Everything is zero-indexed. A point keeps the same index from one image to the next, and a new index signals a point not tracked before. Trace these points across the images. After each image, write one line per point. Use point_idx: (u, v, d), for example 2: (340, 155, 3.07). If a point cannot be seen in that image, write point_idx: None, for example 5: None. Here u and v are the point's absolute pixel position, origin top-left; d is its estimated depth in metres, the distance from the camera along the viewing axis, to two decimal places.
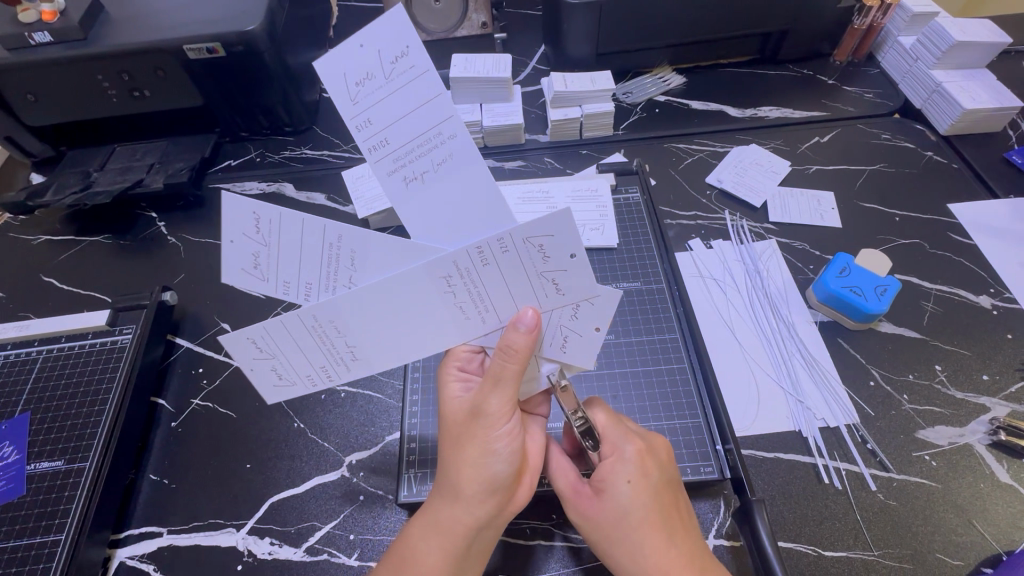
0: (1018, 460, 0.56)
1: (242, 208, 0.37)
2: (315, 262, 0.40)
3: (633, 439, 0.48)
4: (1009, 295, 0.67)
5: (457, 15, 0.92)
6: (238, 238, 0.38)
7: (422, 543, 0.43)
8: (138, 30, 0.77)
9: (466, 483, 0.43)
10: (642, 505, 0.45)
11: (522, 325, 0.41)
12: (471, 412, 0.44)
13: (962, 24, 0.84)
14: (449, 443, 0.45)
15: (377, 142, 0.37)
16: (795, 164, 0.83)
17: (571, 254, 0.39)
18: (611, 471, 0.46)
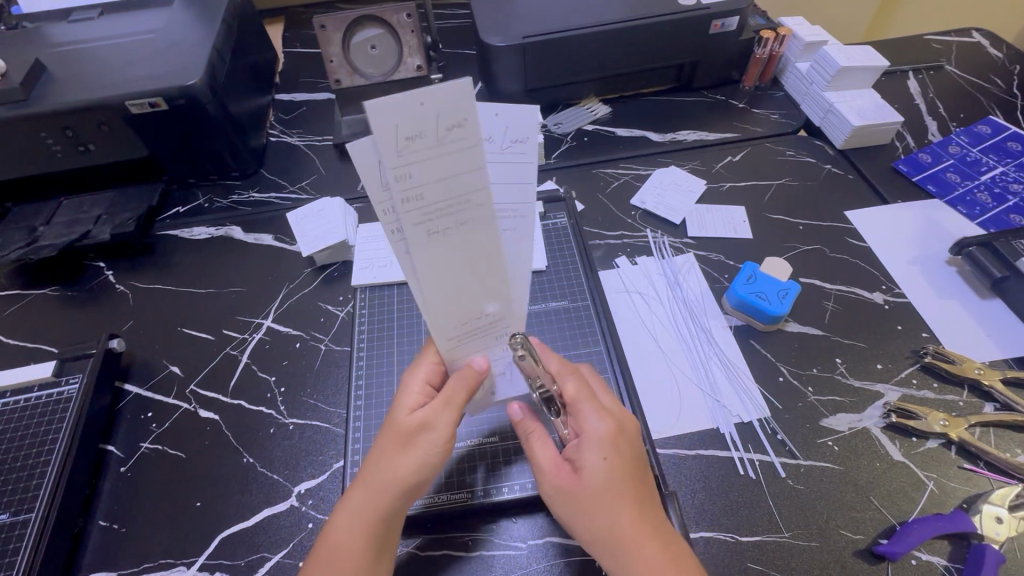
0: (908, 438, 0.62)
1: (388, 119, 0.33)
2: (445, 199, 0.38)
3: (604, 416, 0.51)
4: (899, 290, 0.75)
5: (393, 60, 0.98)
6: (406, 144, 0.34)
7: (342, 528, 0.49)
8: (80, 89, 0.80)
9: (380, 478, 0.49)
10: (612, 481, 0.49)
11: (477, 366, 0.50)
12: (418, 426, 0.50)
13: (847, 51, 0.94)
14: (383, 443, 0.50)
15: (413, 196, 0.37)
16: (710, 182, 0.90)
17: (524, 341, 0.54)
18: (588, 452, 0.49)
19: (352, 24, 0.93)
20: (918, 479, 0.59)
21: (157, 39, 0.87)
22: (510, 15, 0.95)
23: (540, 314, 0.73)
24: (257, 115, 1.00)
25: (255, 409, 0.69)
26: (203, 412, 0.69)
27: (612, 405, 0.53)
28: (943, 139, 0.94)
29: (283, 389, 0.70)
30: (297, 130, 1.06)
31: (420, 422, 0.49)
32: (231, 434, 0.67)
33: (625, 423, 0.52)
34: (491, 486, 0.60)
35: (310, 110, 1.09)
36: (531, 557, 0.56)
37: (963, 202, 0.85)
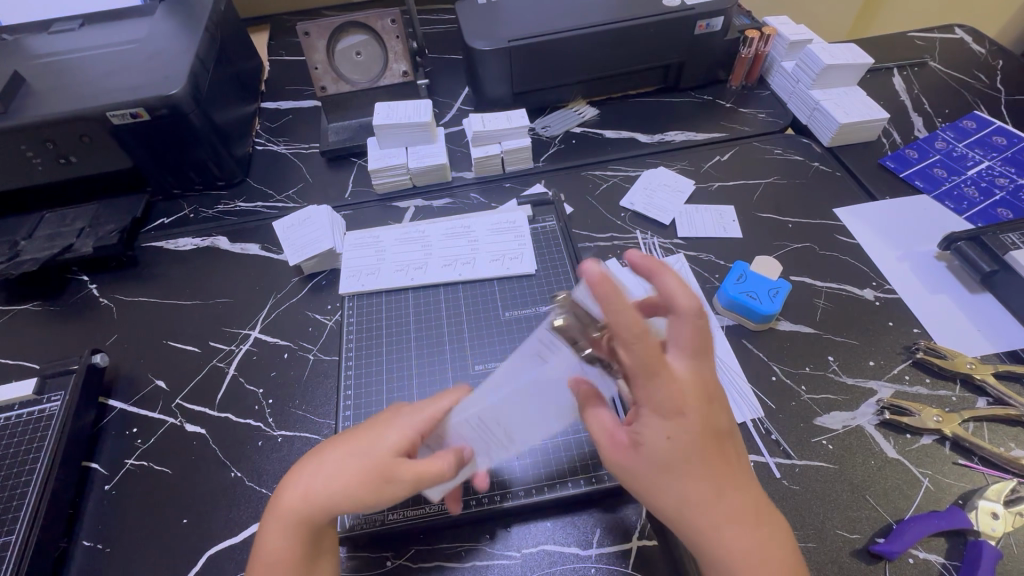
0: (902, 435, 0.62)
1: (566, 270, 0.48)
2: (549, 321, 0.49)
3: (671, 388, 0.43)
4: (889, 286, 0.75)
5: (379, 66, 0.97)
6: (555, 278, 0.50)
7: (276, 531, 0.50)
8: (60, 101, 0.79)
9: (313, 484, 0.50)
10: (679, 456, 0.45)
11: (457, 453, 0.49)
12: (387, 475, 0.49)
13: (831, 49, 0.94)
14: (334, 452, 0.51)
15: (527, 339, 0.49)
16: (699, 182, 0.90)
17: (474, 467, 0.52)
18: (649, 428, 0.45)
19: (336, 31, 0.93)
20: (913, 476, 0.59)
21: (138, 49, 0.86)
22: (496, 19, 0.94)
23: (530, 318, 0.73)
24: (242, 124, 0.99)
25: (242, 422, 0.68)
26: (189, 426, 0.68)
27: (681, 373, 0.44)
28: (929, 135, 0.94)
29: (271, 401, 0.69)
30: (284, 138, 1.05)
31: (388, 469, 0.49)
32: (218, 448, 0.66)
33: (696, 388, 0.44)
34: (482, 495, 0.59)
35: (296, 118, 1.09)
36: (525, 567, 0.55)
37: (950, 197, 0.85)
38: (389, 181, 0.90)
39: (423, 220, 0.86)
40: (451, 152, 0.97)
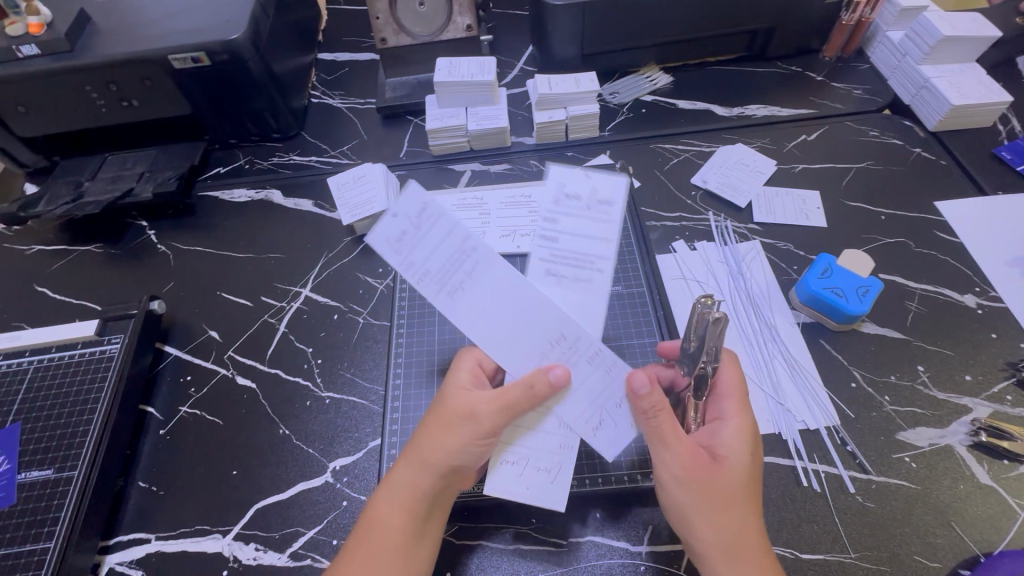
0: (999, 461, 0.56)
1: (416, 198, 0.48)
2: (439, 253, 0.49)
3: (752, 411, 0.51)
4: (994, 294, 0.67)
5: (442, 18, 0.92)
6: (398, 213, 0.48)
7: (387, 509, 0.48)
8: (124, 41, 0.77)
9: (471, 443, 0.48)
10: (750, 473, 0.47)
11: (552, 376, 0.48)
12: (463, 411, 0.49)
13: (951, 19, 0.83)
14: (433, 427, 0.50)
15: (419, 276, 0.48)
16: (781, 163, 0.82)
17: (391, 213, 0.48)
18: (732, 440, 0.48)
19: None
20: (1008, 507, 0.53)
21: None
22: None
23: None
24: (299, 75, 0.97)
25: (291, 379, 0.67)
26: (240, 378, 0.68)
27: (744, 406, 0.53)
28: None
29: (320, 361, 0.69)
30: (339, 91, 1.01)
31: (467, 408, 0.49)
32: (267, 404, 0.66)
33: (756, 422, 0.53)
34: None
35: (352, 71, 1.05)
36: (571, 556, 0.53)
37: None
38: (447, 143, 0.86)
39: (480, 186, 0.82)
40: (511, 115, 0.92)
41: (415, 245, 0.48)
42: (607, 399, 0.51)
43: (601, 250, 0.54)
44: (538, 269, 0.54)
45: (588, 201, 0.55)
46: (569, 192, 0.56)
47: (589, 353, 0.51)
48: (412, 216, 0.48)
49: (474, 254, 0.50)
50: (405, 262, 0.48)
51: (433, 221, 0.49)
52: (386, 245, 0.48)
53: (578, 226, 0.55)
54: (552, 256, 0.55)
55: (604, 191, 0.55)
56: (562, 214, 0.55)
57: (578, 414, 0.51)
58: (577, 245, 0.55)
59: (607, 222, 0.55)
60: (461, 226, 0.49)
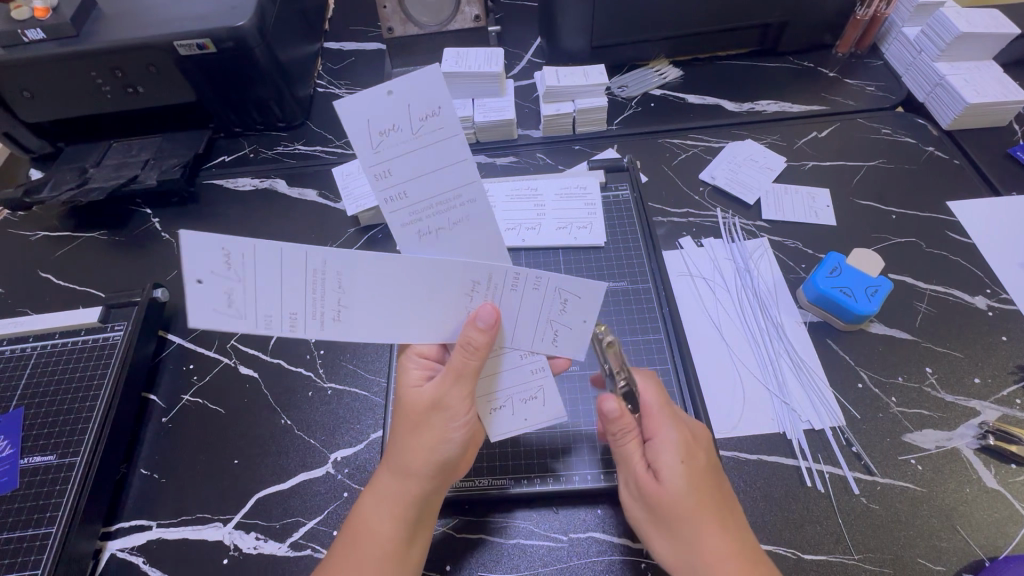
0: (1006, 465, 0.55)
1: (211, 244, 0.35)
2: (298, 290, 0.39)
3: (681, 424, 0.48)
4: (1006, 296, 0.66)
5: (450, 8, 0.91)
6: (205, 277, 0.36)
7: (372, 519, 0.46)
8: (130, 26, 0.77)
9: (446, 433, 0.46)
10: (696, 489, 0.45)
11: (481, 321, 0.45)
12: (429, 404, 0.46)
13: (969, 15, 0.81)
14: (404, 429, 0.47)
15: (339, 311, 0.41)
16: (791, 160, 0.81)
17: (198, 280, 0.36)
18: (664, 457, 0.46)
19: None
20: (1014, 511, 0.53)
21: None
22: None
23: None
24: (305, 63, 0.96)
25: (294, 369, 0.67)
26: (243, 368, 0.68)
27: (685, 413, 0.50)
28: None
29: (322, 352, 0.68)
30: (346, 81, 1.01)
31: (431, 400, 0.46)
32: (269, 393, 0.66)
33: (698, 431, 0.49)
34: (534, 475, 0.57)
35: (359, 61, 1.04)
36: (572, 552, 0.53)
37: None
38: None
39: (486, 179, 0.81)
40: (518, 108, 0.91)
41: (295, 302, 0.40)
42: (551, 311, 0.48)
43: (458, 177, 0.43)
44: (410, 235, 0.43)
45: (420, 122, 0.40)
46: (417, 112, 0.40)
47: (514, 281, 0.46)
48: (220, 268, 0.36)
49: (331, 272, 0.40)
50: (315, 318, 0.40)
51: (254, 262, 0.37)
52: (216, 318, 0.37)
53: (416, 164, 0.41)
54: (423, 206, 0.43)
55: (423, 102, 0.40)
56: (392, 151, 0.41)
57: (532, 338, 0.49)
58: (431, 186, 0.43)
59: (451, 135, 0.41)
60: (292, 246, 0.38)
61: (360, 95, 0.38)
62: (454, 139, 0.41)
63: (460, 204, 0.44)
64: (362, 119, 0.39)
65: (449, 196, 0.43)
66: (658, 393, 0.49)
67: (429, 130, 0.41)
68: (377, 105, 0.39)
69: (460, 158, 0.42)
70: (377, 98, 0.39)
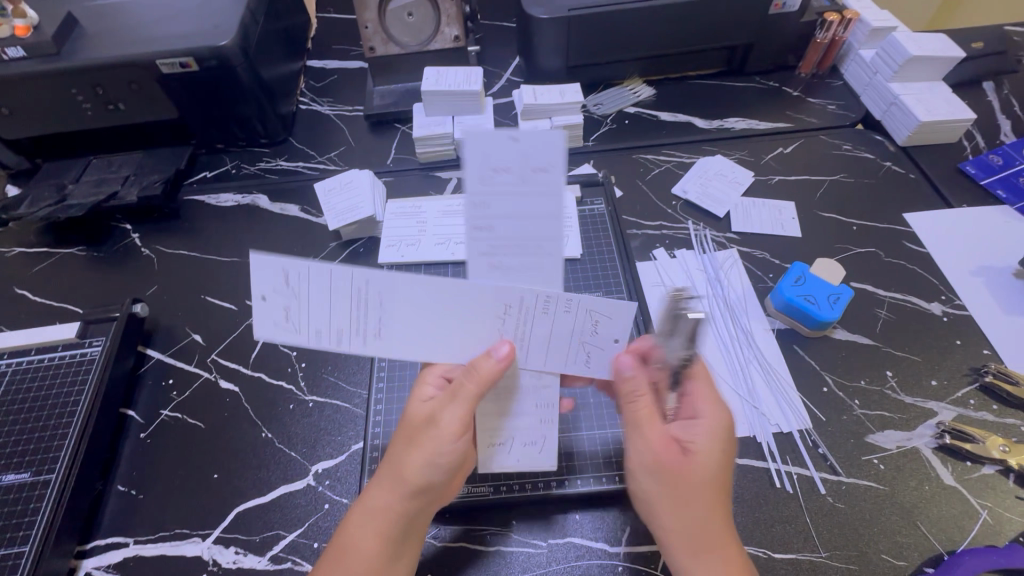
0: (962, 462, 0.58)
1: (274, 262, 0.42)
2: (341, 311, 0.43)
3: (727, 409, 0.50)
4: (960, 302, 0.70)
5: (430, 28, 0.94)
6: (267, 294, 0.43)
7: (356, 531, 0.47)
8: (112, 45, 0.78)
9: (433, 455, 0.46)
10: (718, 473, 0.48)
11: (496, 355, 0.46)
12: (426, 422, 0.47)
13: (919, 39, 0.86)
14: (400, 442, 0.48)
15: (374, 333, 0.44)
16: (758, 174, 0.85)
17: (262, 295, 0.43)
18: (700, 433, 0.48)
19: None
20: (970, 507, 0.55)
21: None
22: None
23: None
24: (288, 81, 0.97)
25: (275, 383, 0.68)
26: (223, 382, 0.68)
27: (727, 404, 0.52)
28: (1017, 141, 0.86)
29: (304, 365, 0.69)
30: (328, 98, 1.03)
31: (428, 416, 0.47)
32: (250, 407, 0.66)
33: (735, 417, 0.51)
34: (513, 482, 0.57)
35: (341, 79, 1.06)
36: (550, 558, 0.54)
37: None
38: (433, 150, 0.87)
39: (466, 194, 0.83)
40: (497, 125, 0.94)
41: (341, 323, 0.44)
42: (583, 333, 0.48)
43: (546, 230, 0.42)
44: (480, 263, 0.43)
45: (532, 172, 0.39)
46: (534, 162, 0.39)
47: (544, 306, 0.46)
48: (281, 286, 0.42)
49: (369, 291, 0.43)
50: (354, 342, 0.44)
51: (307, 279, 0.42)
52: (279, 330, 0.43)
53: (513, 207, 0.41)
54: (491, 251, 0.42)
55: (540, 155, 0.39)
56: (496, 193, 0.40)
57: (564, 356, 0.48)
58: (523, 231, 0.42)
59: (555, 192, 0.40)
60: (333, 268, 0.42)
61: (487, 134, 0.38)
62: (558, 195, 0.40)
63: (533, 252, 0.43)
64: (488, 156, 0.38)
65: (528, 245, 0.42)
66: (712, 380, 0.52)
67: (539, 180, 0.40)
68: (500, 147, 0.38)
69: (559, 212, 0.41)
70: (502, 139, 0.38)
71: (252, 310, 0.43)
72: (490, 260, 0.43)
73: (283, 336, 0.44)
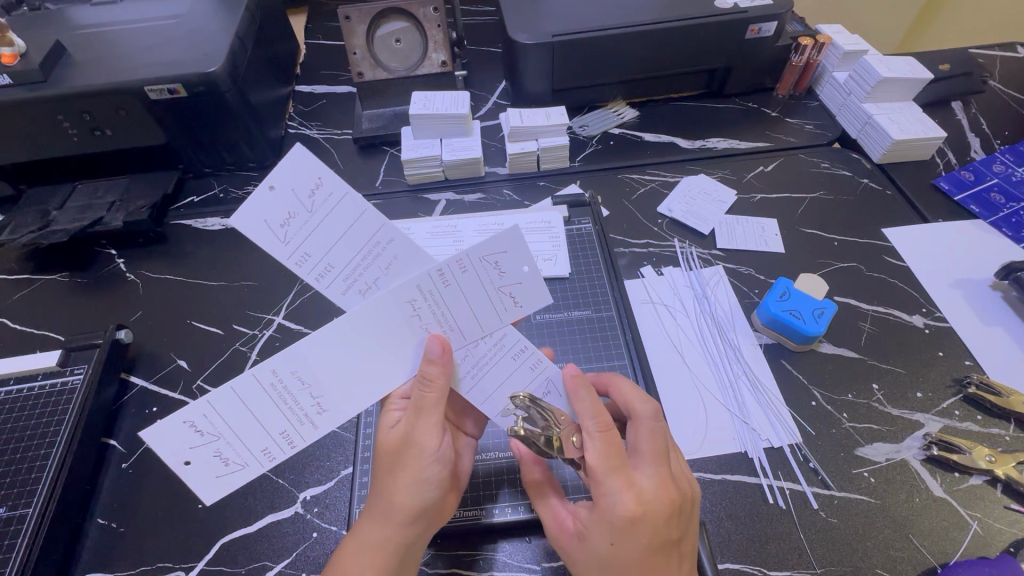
0: (950, 474, 0.58)
1: (178, 425, 0.44)
2: (274, 411, 0.46)
3: (628, 493, 0.44)
4: (940, 314, 0.71)
5: (417, 54, 0.96)
6: (191, 456, 0.45)
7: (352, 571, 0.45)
8: (99, 72, 0.78)
9: (420, 473, 0.46)
10: (622, 559, 0.44)
11: (431, 355, 0.46)
12: (401, 443, 0.47)
13: (889, 61, 0.90)
14: (382, 470, 0.47)
15: (318, 407, 0.46)
16: (741, 193, 0.87)
17: (187, 461, 0.45)
18: (595, 526, 0.45)
19: (377, 17, 0.91)
20: (961, 518, 0.55)
21: (179, 24, 0.85)
22: (540, 13, 0.92)
23: (560, 322, 0.70)
24: (276, 106, 0.98)
25: None
26: None
27: (648, 475, 0.45)
28: (986, 157, 0.90)
29: None
30: (317, 122, 1.04)
31: (401, 437, 0.47)
32: None
33: (656, 503, 0.44)
34: (505, 503, 0.56)
35: (329, 103, 1.07)
36: None
37: (1008, 223, 0.81)
38: (421, 172, 0.88)
39: (455, 215, 0.84)
40: (485, 147, 0.95)
41: (280, 420, 0.46)
42: (488, 283, 0.46)
43: (369, 226, 0.45)
44: (353, 294, 0.46)
45: (311, 197, 0.43)
46: (303, 190, 0.42)
47: (443, 279, 0.45)
48: (196, 439, 0.44)
49: (285, 377, 0.45)
50: (302, 435, 0.46)
51: (216, 418, 0.44)
52: (223, 476, 0.46)
53: (325, 237, 0.44)
54: (349, 271, 0.45)
55: (303, 182, 0.42)
56: (301, 236, 0.43)
57: (496, 314, 0.48)
58: (351, 246, 0.45)
59: (343, 196, 0.43)
60: (233, 387, 0.44)
61: (248, 203, 0.41)
62: (346, 198, 0.43)
63: (379, 250, 0.45)
64: (260, 220, 0.42)
65: (367, 248, 0.45)
66: (618, 456, 0.45)
67: (321, 200, 0.43)
68: (266, 202, 0.42)
69: (361, 210, 0.44)
70: (262, 196, 0.41)
71: (184, 480, 0.44)
72: (362, 279, 0.46)
73: (230, 481, 0.46)
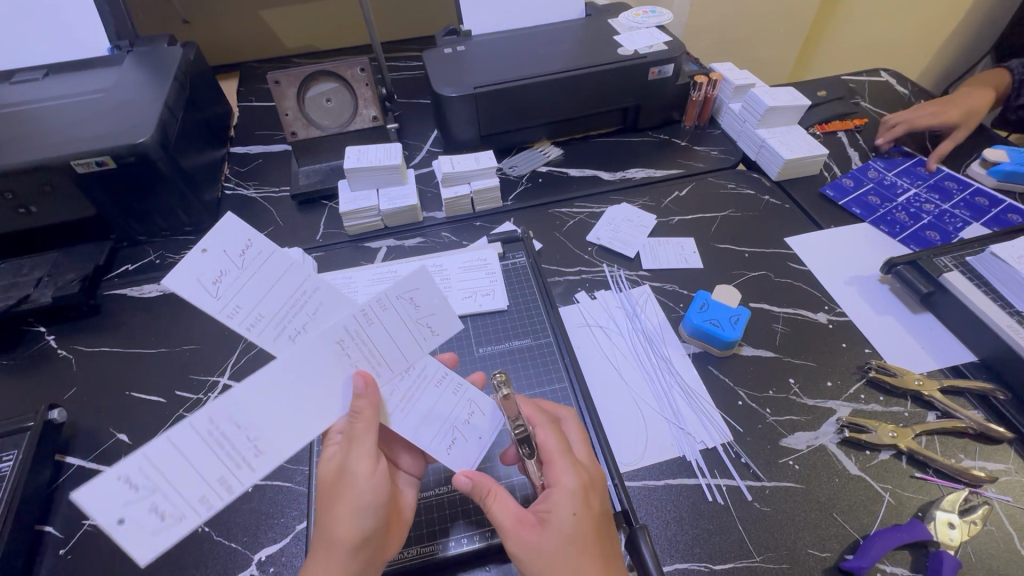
0: (863, 452, 0.65)
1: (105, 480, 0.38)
2: (209, 456, 0.43)
3: (578, 466, 0.50)
4: (840, 310, 0.80)
5: (348, 111, 1.00)
6: (125, 515, 0.39)
7: None
8: (22, 150, 0.78)
9: (357, 501, 0.47)
10: (581, 532, 0.47)
11: (358, 388, 0.48)
12: (338, 473, 0.48)
13: (772, 92, 1.02)
14: (321, 504, 0.48)
15: (259, 451, 0.44)
16: (661, 217, 0.95)
17: (119, 520, 0.38)
18: (557, 501, 0.48)
19: (307, 79, 0.93)
20: (875, 492, 0.61)
21: (105, 98, 0.86)
22: (462, 68, 0.99)
23: (503, 353, 0.74)
24: (210, 169, 1.00)
25: None
26: None
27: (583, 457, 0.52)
28: (862, 165, 1.02)
29: None
30: (253, 182, 1.05)
31: (337, 467, 0.48)
32: None
33: (594, 475, 0.51)
34: (461, 534, 0.58)
35: (265, 162, 1.10)
36: None
37: (884, 221, 0.92)
38: (360, 223, 0.91)
39: (396, 261, 0.87)
40: (421, 194, 1.00)
41: (220, 464, 0.43)
42: (408, 315, 0.52)
43: (298, 278, 0.49)
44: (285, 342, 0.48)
45: (242, 256, 0.46)
46: (234, 250, 0.46)
47: (365, 319, 0.50)
48: (130, 494, 0.39)
49: (221, 423, 0.43)
50: (244, 479, 0.43)
51: (153, 470, 0.40)
52: (160, 534, 0.40)
53: (256, 290, 0.47)
54: (280, 323, 0.48)
55: (233, 243, 0.46)
56: (232, 293, 0.46)
57: (416, 343, 0.53)
58: (281, 298, 0.48)
59: (272, 254, 0.48)
60: (166, 435, 0.41)
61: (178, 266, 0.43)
62: (274, 256, 0.48)
63: (308, 300, 0.49)
64: (191, 277, 0.44)
65: (295, 298, 0.49)
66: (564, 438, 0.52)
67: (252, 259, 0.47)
68: (197, 263, 0.44)
69: (288, 264, 0.48)
70: (194, 258, 0.44)
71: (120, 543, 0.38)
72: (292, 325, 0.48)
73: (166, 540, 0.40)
